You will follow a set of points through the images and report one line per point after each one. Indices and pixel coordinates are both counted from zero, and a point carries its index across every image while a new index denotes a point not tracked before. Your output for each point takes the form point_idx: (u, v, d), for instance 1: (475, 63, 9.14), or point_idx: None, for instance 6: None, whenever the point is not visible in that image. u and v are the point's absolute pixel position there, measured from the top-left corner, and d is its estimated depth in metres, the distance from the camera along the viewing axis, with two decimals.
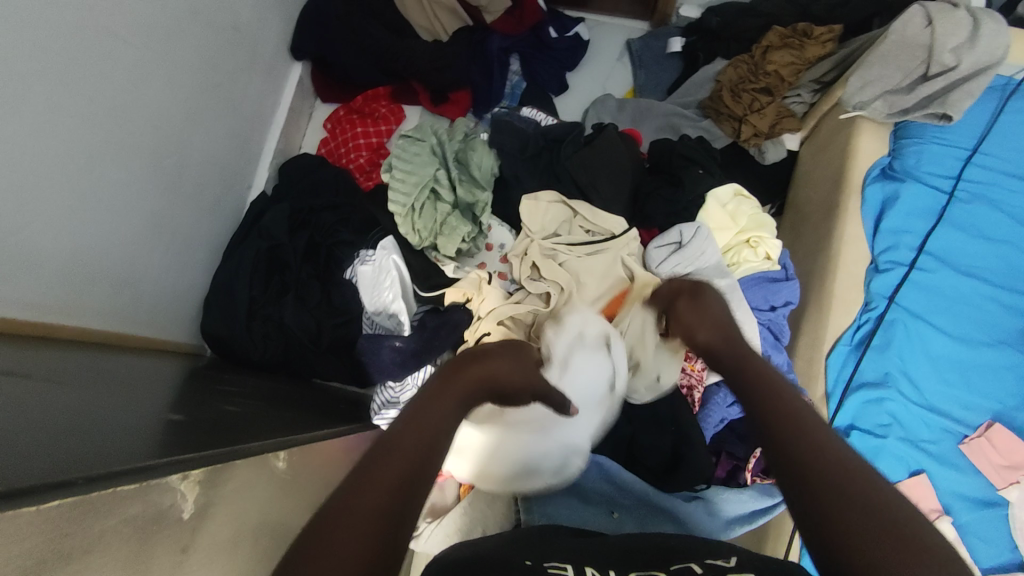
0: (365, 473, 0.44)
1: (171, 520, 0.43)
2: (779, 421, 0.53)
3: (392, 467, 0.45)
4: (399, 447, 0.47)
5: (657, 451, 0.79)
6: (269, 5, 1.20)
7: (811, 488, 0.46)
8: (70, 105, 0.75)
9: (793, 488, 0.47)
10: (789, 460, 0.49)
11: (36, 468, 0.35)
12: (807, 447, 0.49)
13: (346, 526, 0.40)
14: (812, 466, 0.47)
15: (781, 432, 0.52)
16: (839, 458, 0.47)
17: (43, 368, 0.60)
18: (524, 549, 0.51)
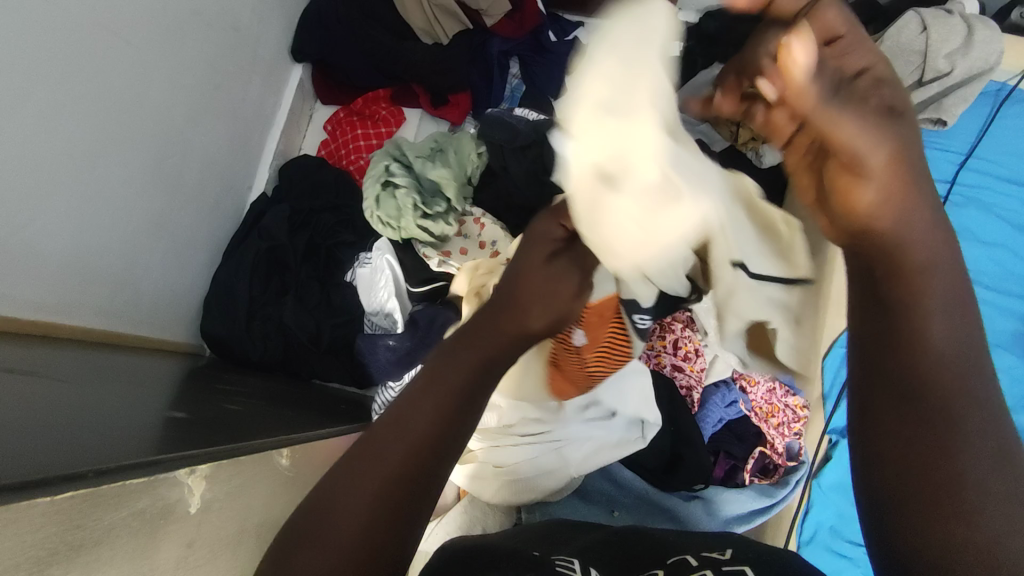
0: (373, 452, 0.45)
1: (178, 514, 0.44)
2: (920, 367, 0.38)
3: (397, 443, 0.45)
4: (411, 416, 0.46)
5: (657, 454, 0.75)
6: (270, 7, 1.21)
7: (946, 493, 0.36)
8: (73, 105, 0.76)
9: (909, 468, 0.38)
10: (923, 435, 0.37)
11: (49, 461, 0.36)
12: (963, 436, 0.37)
13: (350, 513, 0.43)
14: (950, 459, 0.37)
15: (929, 394, 0.38)
16: (990, 451, 0.37)
17: (45, 365, 0.61)
18: (528, 541, 0.52)
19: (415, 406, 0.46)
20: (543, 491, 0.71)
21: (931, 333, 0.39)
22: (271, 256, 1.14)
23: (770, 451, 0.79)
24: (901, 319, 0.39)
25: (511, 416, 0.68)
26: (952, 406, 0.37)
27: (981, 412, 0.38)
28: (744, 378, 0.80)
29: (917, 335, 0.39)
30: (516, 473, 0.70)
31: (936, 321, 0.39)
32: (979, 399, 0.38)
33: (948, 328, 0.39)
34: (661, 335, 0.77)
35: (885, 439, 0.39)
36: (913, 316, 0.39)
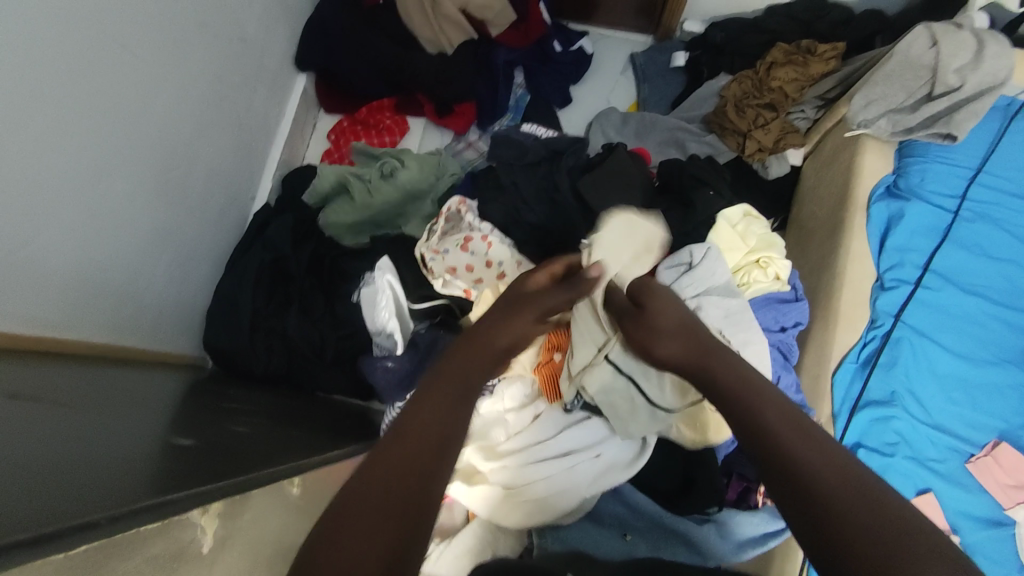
0: (375, 469, 0.43)
1: (190, 556, 0.44)
2: (767, 442, 0.49)
3: (403, 456, 0.44)
4: (401, 440, 0.46)
5: (668, 476, 0.76)
6: (274, 17, 1.20)
7: (851, 546, 0.41)
8: (77, 120, 0.75)
9: (809, 534, 0.43)
10: (797, 505, 0.44)
11: (64, 508, 0.35)
12: (824, 489, 0.44)
13: (357, 520, 0.39)
14: (840, 515, 0.42)
15: (797, 478, 0.45)
16: (858, 488, 0.43)
17: (50, 388, 0.60)
18: (565, 565, 0.52)
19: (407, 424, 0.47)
20: (557, 513, 0.69)
21: (764, 416, 0.51)
22: (275, 268, 1.13)
23: None
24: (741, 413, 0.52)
25: (512, 424, 0.72)
26: (815, 474, 0.45)
27: (834, 464, 0.45)
28: None
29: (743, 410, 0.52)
30: (530, 493, 0.68)
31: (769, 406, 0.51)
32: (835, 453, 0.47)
33: (779, 413, 0.50)
34: None
35: (796, 521, 0.44)
36: (751, 413, 0.51)
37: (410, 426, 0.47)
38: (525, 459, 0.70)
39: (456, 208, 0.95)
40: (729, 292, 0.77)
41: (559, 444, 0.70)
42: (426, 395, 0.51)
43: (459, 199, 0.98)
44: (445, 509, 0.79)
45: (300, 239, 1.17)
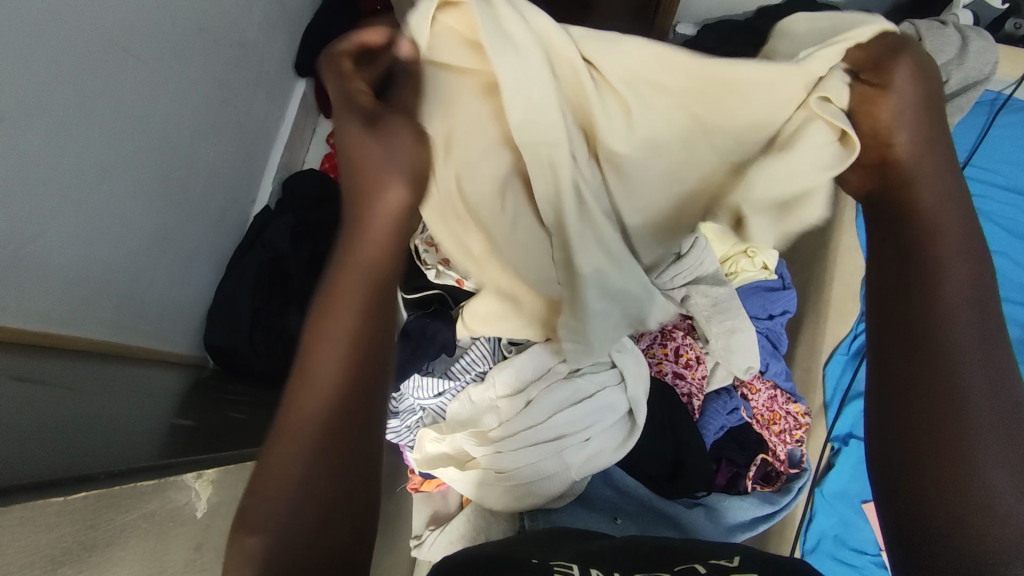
0: (278, 438, 0.41)
1: (185, 517, 0.47)
2: (933, 340, 0.41)
3: (309, 413, 0.41)
4: (305, 389, 0.41)
5: (658, 460, 0.75)
6: (274, 24, 1.23)
7: (939, 452, 0.39)
8: (83, 120, 0.77)
9: (907, 424, 0.41)
10: (920, 401, 0.40)
11: (65, 462, 0.38)
12: (968, 415, 0.39)
13: (277, 503, 0.40)
14: (953, 429, 0.39)
15: (940, 377, 0.40)
16: (1002, 429, 0.39)
17: (55, 374, 0.61)
18: (530, 549, 0.53)
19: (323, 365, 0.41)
20: (546, 495, 0.70)
21: (949, 303, 0.41)
22: (275, 268, 1.15)
23: (771, 458, 0.80)
24: (907, 272, 0.43)
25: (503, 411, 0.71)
26: (961, 386, 0.40)
27: (987, 379, 0.40)
28: (746, 385, 0.81)
29: (926, 269, 0.42)
30: (519, 478, 0.69)
31: (955, 279, 0.41)
32: (991, 365, 0.40)
33: (966, 305, 0.41)
34: (662, 343, 0.78)
35: (888, 392, 0.43)
36: (931, 280, 0.42)
37: (312, 367, 0.41)
38: (514, 448, 0.69)
39: None
40: (717, 278, 0.78)
41: (551, 427, 0.69)
42: (332, 302, 0.42)
43: None
44: (439, 497, 0.82)
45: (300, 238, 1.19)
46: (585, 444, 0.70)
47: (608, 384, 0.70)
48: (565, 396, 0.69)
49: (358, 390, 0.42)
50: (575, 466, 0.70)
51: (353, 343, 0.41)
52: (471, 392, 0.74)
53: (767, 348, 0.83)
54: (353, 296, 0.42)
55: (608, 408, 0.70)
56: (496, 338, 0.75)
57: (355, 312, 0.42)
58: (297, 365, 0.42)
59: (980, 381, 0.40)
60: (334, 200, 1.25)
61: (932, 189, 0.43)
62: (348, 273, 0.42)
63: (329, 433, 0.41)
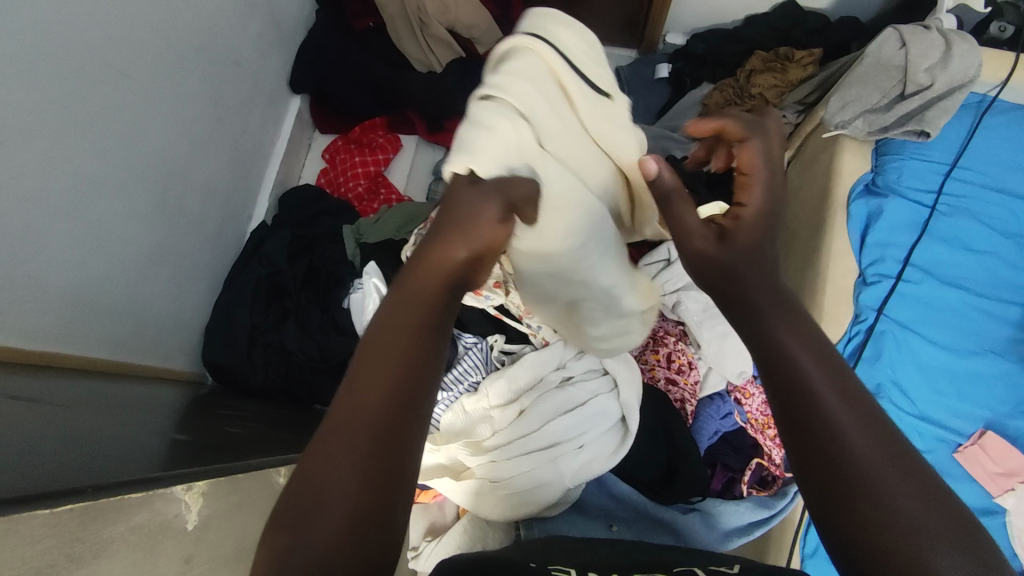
0: (324, 452, 0.39)
1: (174, 530, 0.47)
2: (832, 434, 0.40)
3: (356, 435, 0.39)
4: (352, 408, 0.40)
5: (652, 467, 0.76)
6: (269, 43, 1.24)
7: (875, 543, 0.37)
8: (80, 140, 0.78)
9: (834, 515, 0.39)
10: (827, 463, 0.40)
11: (57, 476, 0.39)
12: (887, 497, 0.38)
13: (318, 520, 0.37)
14: (869, 502, 0.38)
15: (843, 470, 0.39)
16: (920, 497, 0.38)
17: (51, 393, 0.62)
18: (529, 553, 0.53)
19: (363, 387, 0.40)
20: (540, 503, 0.70)
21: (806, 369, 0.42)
22: (272, 283, 1.15)
23: (767, 463, 0.79)
24: (785, 376, 0.42)
25: (497, 420, 0.72)
26: (869, 472, 0.39)
27: (889, 454, 0.39)
28: (739, 390, 0.81)
29: (785, 359, 0.42)
30: (514, 487, 0.69)
31: (801, 348, 0.43)
32: (871, 418, 0.40)
33: (809, 348, 0.43)
34: (655, 348, 0.81)
35: (801, 471, 0.41)
36: (779, 347, 0.43)
37: (361, 388, 0.40)
38: (508, 455, 0.69)
39: None
40: None
41: (545, 436, 0.69)
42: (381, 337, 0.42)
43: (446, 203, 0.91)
44: (436, 508, 0.82)
45: (296, 254, 1.20)
46: (578, 450, 0.70)
47: (600, 393, 0.72)
48: (557, 404, 0.71)
49: (403, 421, 0.40)
50: (567, 473, 0.70)
51: (397, 377, 0.41)
52: (463, 402, 0.74)
53: None
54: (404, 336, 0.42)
55: (600, 415, 0.71)
56: (487, 348, 0.78)
57: (401, 345, 0.41)
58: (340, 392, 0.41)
59: (858, 420, 0.40)
60: (330, 215, 1.26)
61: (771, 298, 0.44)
62: (407, 301, 0.43)
63: (377, 455, 0.39)
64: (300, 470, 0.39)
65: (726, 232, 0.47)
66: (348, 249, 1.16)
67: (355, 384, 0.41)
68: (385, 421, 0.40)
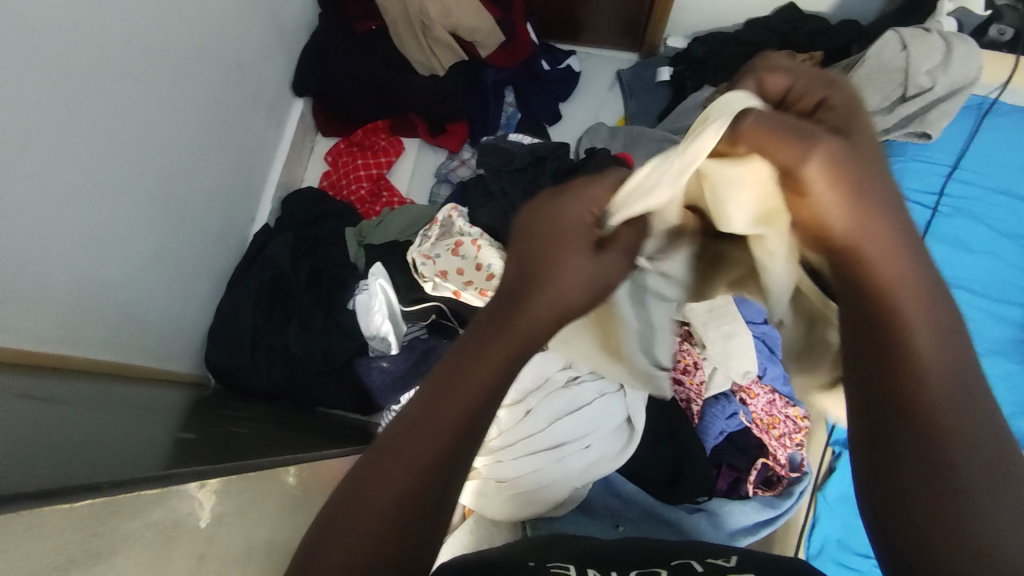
0: (382, 464, 0.42)
1: (187, 528, 0.46)
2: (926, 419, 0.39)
3: (404, 467, 0.42)
4: (410, 435, 0.43)
5: (657, 467, 0.76)
6: (271, 45, 1.25)
7: (944, 544, 0.37)
8: (84, 141, 0.79)
9: (903, 510, 0.39)
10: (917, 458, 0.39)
11: (71, 472, 0.40)
12: (972, 508, 0.37)
13: (365, 522, 0.41)
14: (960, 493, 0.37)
15: (929, 468, 0.38)
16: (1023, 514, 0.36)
17: (56, 393, 0.62)
18: (526, 552, 0.53)
19: (441, 404, 0.44)
20: (548, 503, 0.70)
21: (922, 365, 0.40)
22: (275, 285, 1.15)
23: (772, 462, 0.80)
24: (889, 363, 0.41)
25: (504, 418, 0.73)
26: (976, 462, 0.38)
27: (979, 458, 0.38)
28: (743, 390, 0.82)
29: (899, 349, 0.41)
30: (521, 486, 0.70)
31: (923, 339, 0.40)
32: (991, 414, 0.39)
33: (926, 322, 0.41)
34: None
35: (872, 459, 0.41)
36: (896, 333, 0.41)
37: (437, 413, 0.43)
38: (512, 453, 0.71)
39: (447, 213, 0.88)
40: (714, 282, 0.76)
41: (548, 435, 0.71)
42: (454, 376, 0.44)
43: (451, 205, 0.91)
44: None
45: (299, 256, 1.19)
46: (583, 449, 0.71)
47: (606, 392, 0.72)
48: (565, 403, 0.72)
49: (446, 468, 0.43)
50: (574, 472, 0.70)
51: (462, 424, 0.43)
52: None
53: (765, 352, 0.83)
54: (470, 386, 0.44)
55: (607, 416, 0.71)
56: None
57: (490, 368, 0.45)
58: (423, 396, 0.45)
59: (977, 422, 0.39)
60: (333, 217, 1.26)
61: (892, 236, 0.41)
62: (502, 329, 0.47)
63: (417, 495, 0.41)
64: (352, 484, 0.42)
65: (838, 127, 0.40)
66: (350, 250, 1.17)
67: (438, 401, 0.44)
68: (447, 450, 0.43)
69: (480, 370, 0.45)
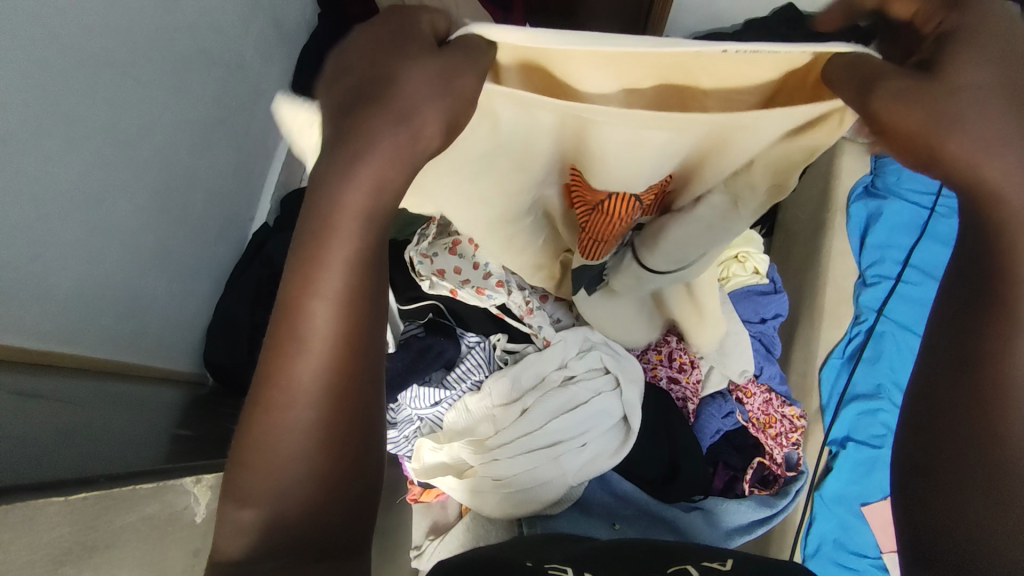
0: (271, 440, 0.40)
1: (184, 523, 0.47)
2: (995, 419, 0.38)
3: (294, 400, 0.39)
4: (292, 363, 0.39)
5: (656, 466, 0.76)
6: (271, 45, 1.25)
7: (994, 530, 0.38)
8: (85, 140, 0.79)
9: (945, 482, 0.40)
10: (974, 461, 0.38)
11: (63, 466, 0.40)
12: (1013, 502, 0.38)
13: (283, 492, 0.40)
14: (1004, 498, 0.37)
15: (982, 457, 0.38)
16: None
17: (56, 390, 0.62)
18: (525, 553, 0.53)
19: (303, 359, 0.39)
20: (543, 501, 0.71)
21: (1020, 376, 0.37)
22: (274, 284, 1.15)
23: (769, 462, 0.81)
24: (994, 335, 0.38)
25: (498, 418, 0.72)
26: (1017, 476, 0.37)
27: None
28: (740, 389, 0.84)
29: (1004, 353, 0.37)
30: (517, 485, 0.70)
31: None
32: None
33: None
34: (658, 348, 0.80)
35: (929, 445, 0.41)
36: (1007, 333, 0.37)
37: (295, 371, 0.39)
38: (504, 451, 0.70)
39: None
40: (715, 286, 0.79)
41: (546, 434, 0.70)
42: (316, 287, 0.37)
43: None
44: (439, 508, 0.82)
45: None
46: (576, 444, 0.71)
47: (604, 392, 0.73)
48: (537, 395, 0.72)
49: (344, 381, 0.40)
50: (568, 468, 0.71)
51: (347, 339, 0.39)
52: (466, 400, 0.76)
53: (761, 353, 0.86)
54: (326, 327, 0.38)
55: (593, 407, 0.71)
56: (490, 347, 0.78)
57: (335, 308, 0.38)
58: (274, 352, 0.39)
59: None
60: None
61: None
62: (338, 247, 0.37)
63: (326, 442, 0.40)
64: (255, 419, 0.40)
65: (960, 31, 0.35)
66: None
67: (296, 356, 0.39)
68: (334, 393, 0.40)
69: (327, 288, 0.38)
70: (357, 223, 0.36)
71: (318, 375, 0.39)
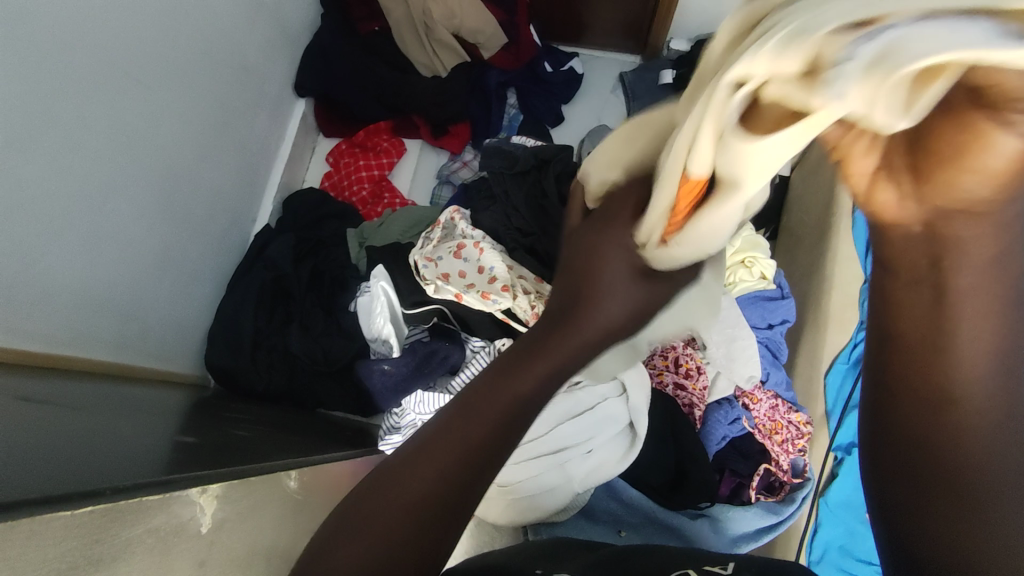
0: (390, 484, 0.46)
1: (190, 533, 0.46)
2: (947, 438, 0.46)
3: (430, 477, 0.45)
4: (440, 445, 0.46)
5: (660, 472, 0.76)
6: (274, 47, 1.24)
7: (965, 531, 0.45)
8: (87, 141, 0.78)
9: (939, 509, 0.46)
10: (941, 480, 0.46)
11: (73, 477, 0.39)
12: (993, 514, 0.44)
13: (366, 537, 0.44)
14: (974, 505, 0.45)
15: (954, 477, 0.46)
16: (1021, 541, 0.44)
17: (60, 394, 0.62)
18: (536, 558, 0.53)
19: (461, 429, 0.47)
20: (547, 508, 0.70)
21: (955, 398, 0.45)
22: (276, 286, 1.15)
23: (775, 468, 0.80)
24: (937, 366, 0.45)
25: None
26: (984, 480, 0.45)
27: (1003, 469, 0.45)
28: (747, 395, 0.82)
29: (948, 369, 0.45)
30: (521, 491, 0.69)
31: (972, 345, 0.44)
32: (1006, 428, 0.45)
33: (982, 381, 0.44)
34: (663, 353, 0.82)
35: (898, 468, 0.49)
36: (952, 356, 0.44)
37: (447, 441, 0.46)
38: (510, 456, 0.69)
39: (449, 215, 0.91)
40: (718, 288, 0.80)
41: (553, 440, 0.70)
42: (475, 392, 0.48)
43: (453, 209, 0.94)
44: None
45: (300, 257, 1.19)
46: (581, 453, 0.71)
47: (610, 397, 0.72)
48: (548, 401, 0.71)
49: (479, 474, 0.46)
50: (571, 476, 0.71)
51: (503, 426, 0.47)
52: None
53: (767, 357, 0.85)
54: (489, 413, 0.47)
55: (603, 415, 0.71)
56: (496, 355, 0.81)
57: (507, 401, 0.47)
58: (446, 413, 0.49)
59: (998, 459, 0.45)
60: (335, 218, 1.26)
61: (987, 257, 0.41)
62: (529, 355, 0.49)
63: (428, 502, 0.45)
64: (396, 466, 0.47)
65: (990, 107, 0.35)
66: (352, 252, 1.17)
67: (454, 427, 0.47)
68: (461, 466, 0.46)
69: (514, 387, 0.48)
70: (573, 348, 0.49)
71: (461, 450, 0.46)
